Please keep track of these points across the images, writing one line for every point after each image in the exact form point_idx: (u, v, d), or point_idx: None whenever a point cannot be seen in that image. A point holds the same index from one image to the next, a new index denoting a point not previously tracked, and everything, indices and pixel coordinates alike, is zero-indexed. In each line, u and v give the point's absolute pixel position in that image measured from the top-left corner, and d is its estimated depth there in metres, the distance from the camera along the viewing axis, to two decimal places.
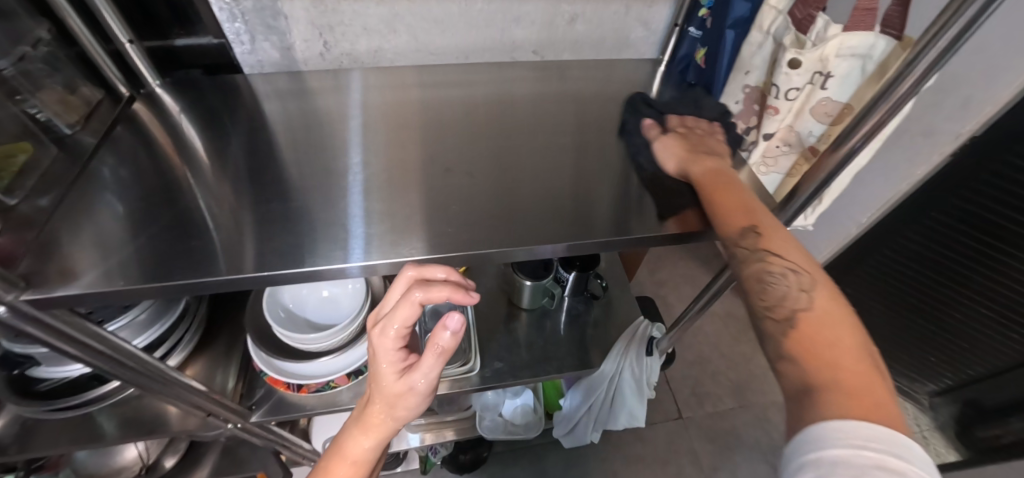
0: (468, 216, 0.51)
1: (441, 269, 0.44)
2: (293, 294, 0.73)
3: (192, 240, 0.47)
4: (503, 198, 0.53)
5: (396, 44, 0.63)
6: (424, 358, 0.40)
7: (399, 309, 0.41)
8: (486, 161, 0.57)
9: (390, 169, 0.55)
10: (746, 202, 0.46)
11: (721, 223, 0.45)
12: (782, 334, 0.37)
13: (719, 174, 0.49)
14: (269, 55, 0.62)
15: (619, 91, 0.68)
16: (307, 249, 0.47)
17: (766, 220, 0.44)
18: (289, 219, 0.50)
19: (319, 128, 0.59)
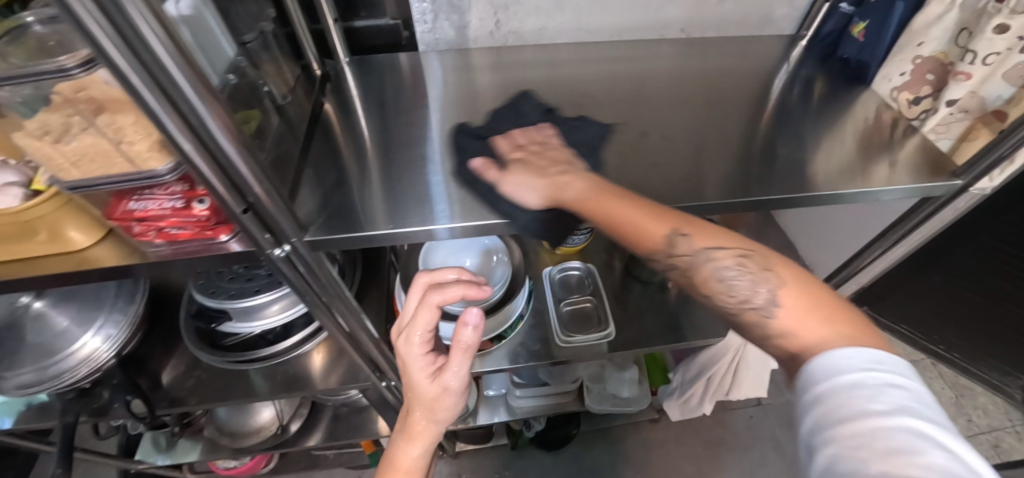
0: (622, 177, 0.55)
1: (452, 272, 0.53)
2: (440, 261, 0.78)
3: (414, 196, 0.52)
4: (641, 160, 0.58)
5: (559, 23, 0.68)
6: (453, 357, 0.51)
7: (421, 315, 0.50)
8: (647, 128, 0.62)
9: (567, 136, 0.60)
10: (654, 209, 0.45)
11: (647, 242, 0.44)
12: (765, 318, 0.38)
13: (590, 190, 0.47)
14: (445, 34, 0.68)
15: (763, 66, 0.71)
16: (522, 203, 0.52)
17: (634, 218, 0.44)
18: (493, 179, 0.54)
19: (495, 100, 0.65)
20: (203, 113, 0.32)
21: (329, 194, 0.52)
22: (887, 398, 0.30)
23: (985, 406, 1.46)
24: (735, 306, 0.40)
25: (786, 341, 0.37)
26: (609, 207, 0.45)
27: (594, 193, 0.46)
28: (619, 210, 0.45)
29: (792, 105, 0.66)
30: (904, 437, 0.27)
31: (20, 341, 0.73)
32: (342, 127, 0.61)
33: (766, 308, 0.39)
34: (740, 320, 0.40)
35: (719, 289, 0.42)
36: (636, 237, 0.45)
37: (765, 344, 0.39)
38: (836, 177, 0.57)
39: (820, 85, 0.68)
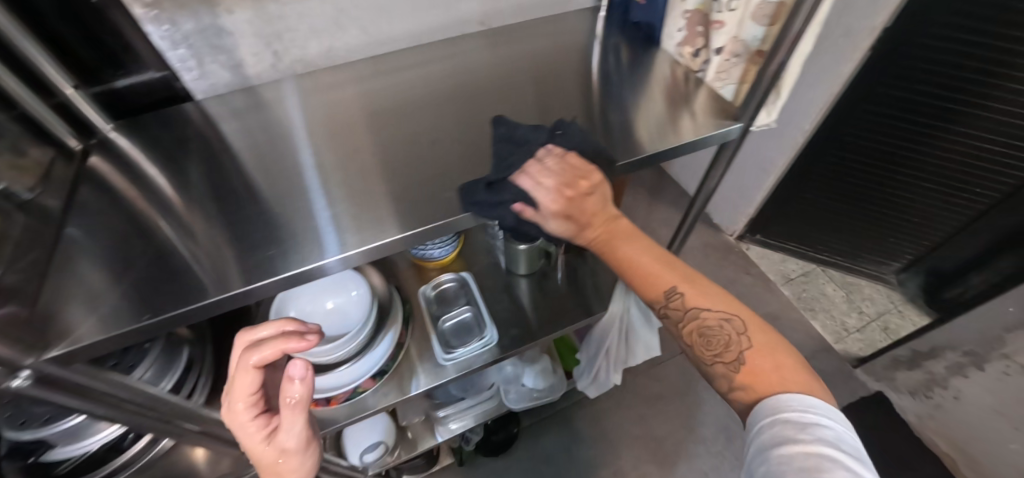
0: (457, 173, 0.55)
1: (268, 324, 0.44)
2: (298, 309, 0.73)
3: (218, 265, 0.47)
4: (466, 156, 0.57)
5: (346, 41, 0.62)
6: (283, 417, 0.41)
7: (236, 380, 0.42)
8: (460, 131, 0.60)
9: (377, 156, 0.57)
10: (668, 265, 0.52)
11: (649, 292, 0.51)
12: (731, 372, 0.46)
13: (632, 232, 0.54)
14: (220, 77, 0.60)
15: (572, 42, 0.71)
16: (331, 242, 0.49)
17: (655, 267, 0.52)
18: (300, 227, 0.50)
19: (298, 137, 0.60)
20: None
21: (108, 286, 0.44)
22: (815, 428, 0.38)
23: (872, 295, 1.63)
24: (712, 357, 0.47)
25: (744, 394, 0.45)
26: (644, 251, 0.52)
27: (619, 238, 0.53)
28: (641, 264, 0.52)
29: (602, 77, 0.66)
30: (815, 460, 0.35)
31: None
32: (132, 202, 0.52)
33: (727, 363, 0.46)
34: (715, 371, 0.47)
35: (700, 341, 0.48)
36: (642, 286, 0.52)
37: (728, 391, 0.47)
38: (650, 138, 0.58)
39: (625, 51, 0.69)
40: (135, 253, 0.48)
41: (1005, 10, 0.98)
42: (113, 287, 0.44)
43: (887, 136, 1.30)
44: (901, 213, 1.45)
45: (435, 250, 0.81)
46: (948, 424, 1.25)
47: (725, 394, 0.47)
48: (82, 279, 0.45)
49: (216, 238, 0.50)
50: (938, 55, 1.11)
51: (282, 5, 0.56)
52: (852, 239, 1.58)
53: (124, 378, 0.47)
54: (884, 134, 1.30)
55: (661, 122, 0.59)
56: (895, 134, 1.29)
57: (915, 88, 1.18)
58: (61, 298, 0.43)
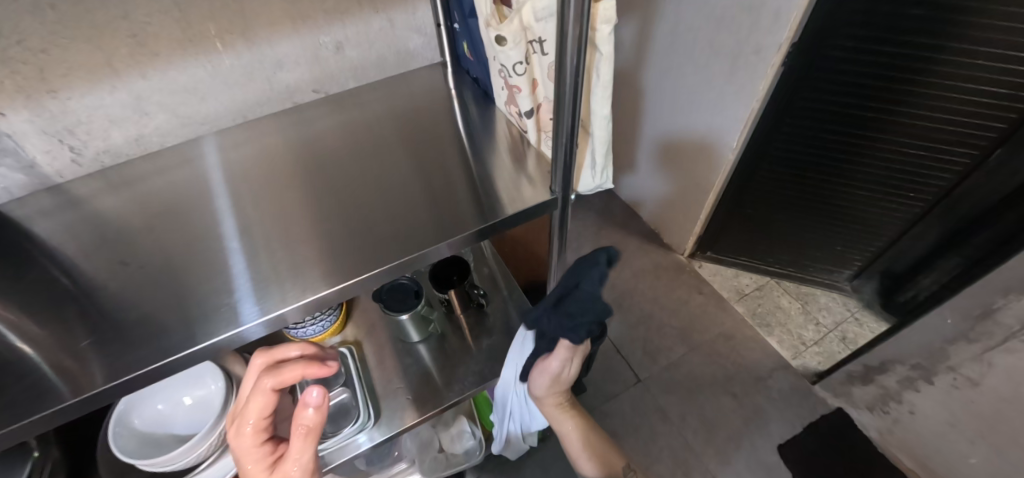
0: (268, 262, 0.49)
1: (295, 349, 0.55)
2: (145, 413, 0.66)
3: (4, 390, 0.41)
4: (282, 238, 0.51)
5: (157, 125, 0.58)
6: (291, 443, 0.46)
7: (252, 401, 0.48)
8: (275, 214, 0.53)
9: (176, 251, 0.51)
10: (607, 446, 0.81)
11: (597, 467, 0.79)
12: None
13: (585, 422, 0.81)
14: (14, 179, 0.55)
15: (418, 99, 0.66)
16: (114, 355, 0.43)
17: (597, 451, 0.81)
18: (77, 346, 0.44)
19: (94, 235, 0.53)
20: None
21: None
22: None
23: (827, 304, 1.59)
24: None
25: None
26: (593, 442, 0.81)
27: (574, 430, 0.81)
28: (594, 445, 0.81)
29: (445, 136, 0.61)
30: None
31: None
32: None
33: None
34: None
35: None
36: (588, 466, 0.80)
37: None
38: (484, 203, 0.52)
39: (471, 106, 0.65)
40: None
41: (904, 18, 0.92)
42: None
43: (814, 149, 1.24)
44: (843, 222, 1.40)
45: (315, 327, 0.77)
46: (908, 440, 1.19)
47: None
48: None
49: None
50: (848, 67, 1.04)
51: (63, 99, 0.52)
52: (800, 250, 1.55)
53: None
54: (810, 147, 1.24)
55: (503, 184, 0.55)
56: (822, 149, 1.24)
57: (832, 101, 1.12)
58: None
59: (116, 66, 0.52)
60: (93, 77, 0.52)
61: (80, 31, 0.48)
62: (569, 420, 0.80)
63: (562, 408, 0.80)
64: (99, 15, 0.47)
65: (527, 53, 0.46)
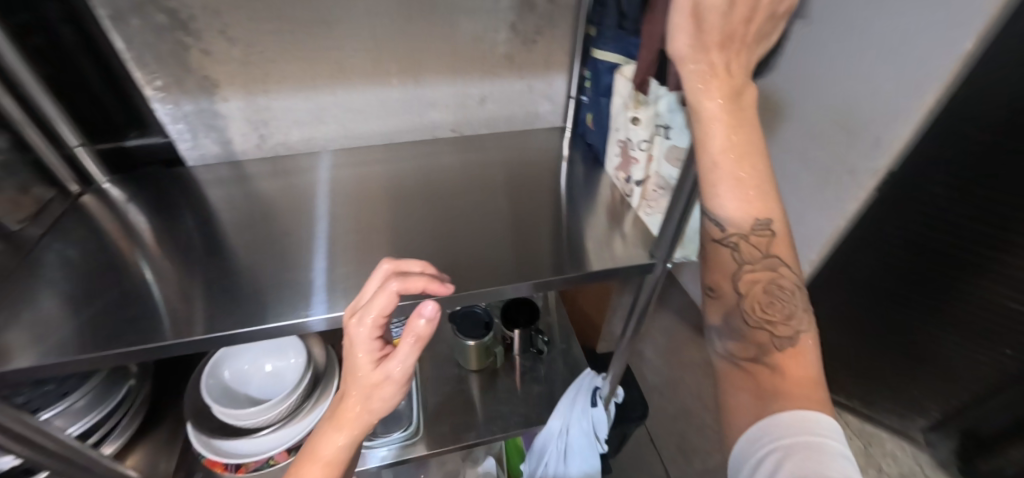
0: (388, 257, 0.57)
1: (418, 264, 0.46)
2: (234, 367, 0.74)
3: (160, 314, 0.49)
4: (402, 240, 0.59)
5: (325, 132, 0.70)
6: (400, 345, 0.42)
7: (375, 297, 0.43)
8: (374, 227, 0.61)
9: (315, 237, 0.60)
10: (767, 190, 0.41)
11: (720, 209, 0.42)
12: (766, 351, 0.40)
13: (757, 131, 0.39)
14: (210, 149, 0.69)
15: (534, 154, 0.75)
16: (251, 306, 0.51)
17: (748, 184, 0.40)
18: (223, 292, 0.53)
19: (254, 207, 0.65)
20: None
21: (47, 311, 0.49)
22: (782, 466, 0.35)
23: (894, 452, 1.45)
24: (759, 320, 0.41)
25: (769, 373, 0.39)
26: (752, 152, 0.39)
27: (725, 125, 0.38)
28: (751, 167, 0.40)
29: (549, 192, 0.68)
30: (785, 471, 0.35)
31: None
32: (107, 240, 0.59)
33: (773, 344, 0.40)
34: (750, 339, 0.41)
35: (760, 299, 0.42)
36: (712, 192, 0.41)
37: (750, 361, 0.41)
38: (581, 252, 0.58)
39: (579, 170, 0.72)
40: (100, 290, 0.52)
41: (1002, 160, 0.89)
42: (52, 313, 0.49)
43: (898, 275, 1.18)
44: (924, 365, 1.27)
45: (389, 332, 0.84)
46: None
47: (732, 359, 0.43)
48: (35, 305, 0.49)
49: (152, 287, 0.53)
50: (943, 197, 1.01)
51: (269, 98, 0.65)
52: (872, 384, 1.43)
53: (39, 424, 0.50)
54: (894, 271, 1.18)
55: (599, 241, 0.59)
56: (908, 279, 1.16)
57: (923, 228, 1.08)
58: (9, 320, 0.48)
59: (316, 82, 0.64)
60: (295, 87, 0.64)
61: (300, 52, 0.61)
62: (730, 93, 0.37)
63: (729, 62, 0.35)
64: (316, 44, 0.61)
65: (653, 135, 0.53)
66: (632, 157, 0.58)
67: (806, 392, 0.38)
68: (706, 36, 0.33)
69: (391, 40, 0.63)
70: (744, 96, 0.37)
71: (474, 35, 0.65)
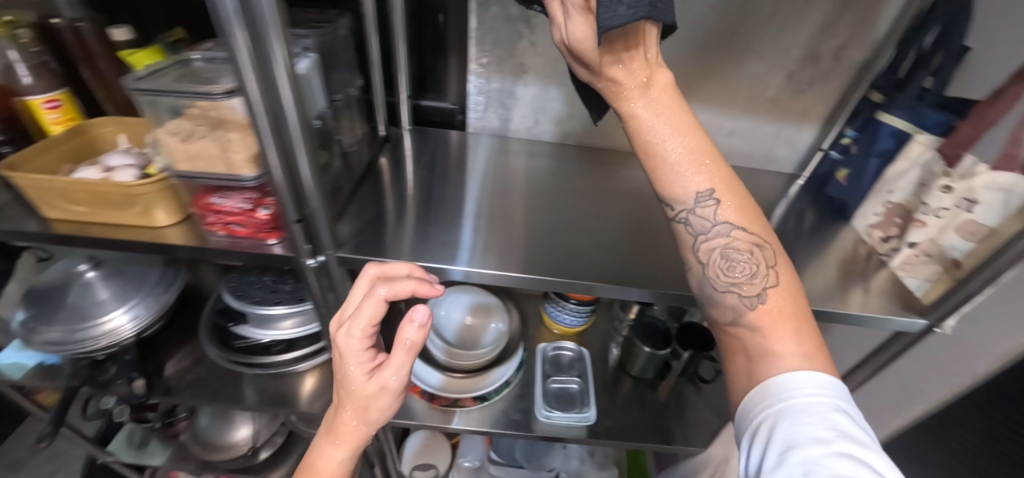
0: (589, 248, 0.61)
1: (404, 266, 0.50)
2: (443, 311, 0.85)
3: (471, 243, 0.58)
4: (600, 236, 0.63)
5: (587, 130, 0.79)
6: (393, 354, 0.45)
7: (364, 304, 0.46)
8: (544, 226, 0.63)
9: (581, 214, 0.67)
10: (711, 160, 0.40)
11: (673, 191, 0.41)
12: (747, 307, 0.39)
13: (680, 113, 0.40)
14: (491, 123, 0.78)
15: (762, 192, 0.79)
16: (547, 260, 0.57)
17: (696, 159, 0.40)
18: (515, 240, 0.60)
19: (520, 177, 0.73)
20: (292, 125, 0.42)
21: (376, 222, 0.60)
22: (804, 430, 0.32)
23: None
24: (725, 283, 0.41)
25: (750, 334, 0.38)
26: (687, 127, 0.40)
27: (657, 112, 0.40)
28: (694, 145, 0.40)
29: (783, 231, 0.71)
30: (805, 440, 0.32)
31: (64, 301, 0.83)
32: (409, 177, 0.71)
33: (744, 301, 0.39)
34: (727, 302, 0.40)
35: (721, 264, 0.41)
36: (663, 178, 0.41)
37: (730, 324, 0.40)
38: (827, 291, 0.60)
39: (810, 217, 0.73)
40: (420, 213, 0.63)
41: None
42: (386, 224, 0.60)
43: None
44: None
45: (572, 317, 0.90)
46: None
47: (717, 326, 0.42)
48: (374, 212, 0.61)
49: (455, 222, 0.62)
50: None
51: (559, 91, 0.73)
52: None
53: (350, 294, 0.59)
54: None
55: (845, 287, 0.61)
56: None
57: None
58: (358, 220, 0.60)
59: None
60: None
61: None
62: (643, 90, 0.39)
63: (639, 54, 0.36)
64: None
65: (954, 205, 0.53)
66: (915, 219, 0.59)
67: (778, 342, 0.36)
68: (597, 64, 0.38)
69: (682, 66, 0.71)
70: (660, 86, 0.40)
71: (755, 74, 0.71)
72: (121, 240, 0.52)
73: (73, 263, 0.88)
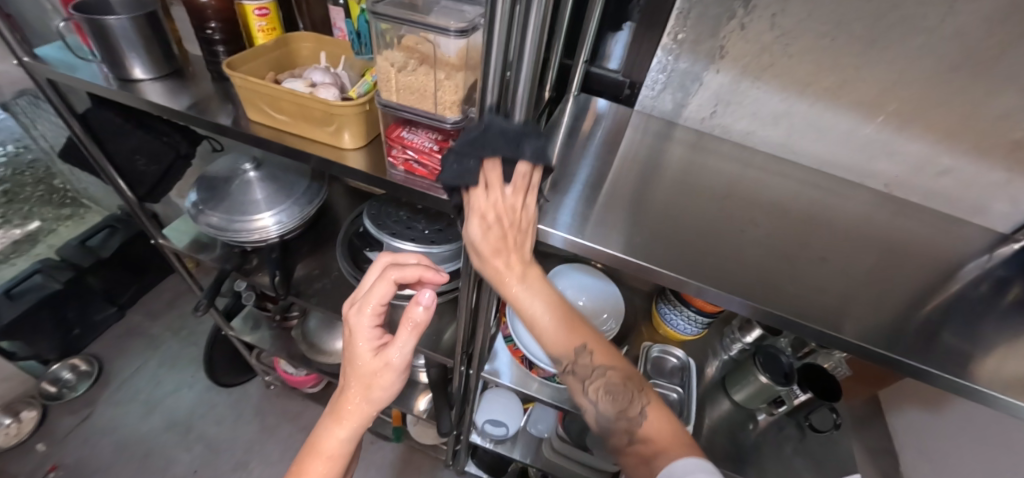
0: (673, 249, 0.55)
1: (413, 255, 0.59)
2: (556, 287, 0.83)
3: (641, 236, 0.55)
4: (696, 237, 0.58)
5: (769, 134, 0.72)
6: (398, 333, 0.52)
7: (377, 286, 0.55)
8: (650, 217, 0.59)
9: (747, 225, 0.62)
10: (577, 324, 0.55)
11: (556, 349, 0.54)
12: (637, 425, 0.49)
13: (546, 287, 0.55)
14: (664, 105, 0.74)
15: (962, 245, 0.67)
16: (719, 270, 0.54)
17: (563, 322, 0.55)
18: (683, 246, 0.56)
19: (685, 171, 0.69)
20: (521, 77, 0.42)
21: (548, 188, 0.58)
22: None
23: None
24: (614, 414, 0.51)
25: (644, 445, 0.48)
26: (551, 297, 0.55)
27: (534, 285, 0.54)
28: (557, 309, 0.55)
29: (986, 296, 0.59)
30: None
31: (227, 192, 0.93)
32: (572, 145, 0.68)
33: (628, 421, 0.50)
34: (618, 426, 0.50)
35: (606, 398, 0.52)
36: (547, 339, 0.54)
37: (628, 446, 0.49)
38: None
39: (1017, 290, 0.60)
40: (588, 188, 0.61)
41: None
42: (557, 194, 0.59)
43: None
44: None
45: (684, 324, 0.87)
46: None
47: (620, 454, 0.50)
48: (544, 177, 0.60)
49: (625, 208, 0.59)
50: None
51: (752, 86, 0.67)
52: None
53: None
54: None
55: None
56: None
57: None
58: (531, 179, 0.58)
59: (807, 90, 0.65)
60: (784, 86, 0.66)
61: (825, 59, 0.62)
62: (519, 276, 0.53)
63: (512, 248, 0.51)
64: (837, 54, 0.61)
65: None
66: None
67: (669, 446, 0.46)
68: (490, 244, 0.50)
69: (914, 84, 0.61)
70: (531, 268, 0.54)
71: (1008, 110, 0.59)
72: (312, 154, 0.55)
73: (237, 159, 0.99)
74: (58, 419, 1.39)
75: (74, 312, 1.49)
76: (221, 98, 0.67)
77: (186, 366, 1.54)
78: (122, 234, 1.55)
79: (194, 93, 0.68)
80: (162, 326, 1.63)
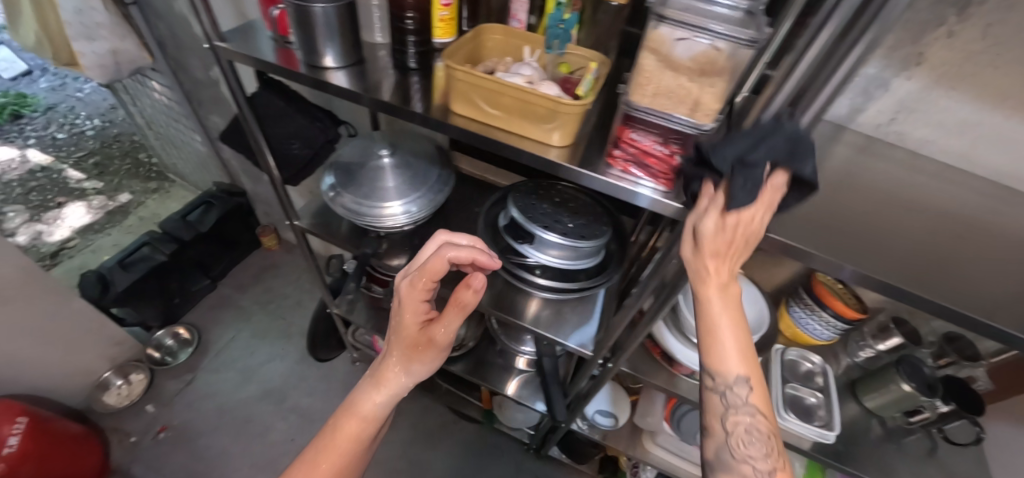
0: (891, 257, 0.53)
1: (467, 237, 0.66)
2: None
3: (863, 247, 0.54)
4: (910, 247, 0.55)
5: (948, 144, 0.70)
6: (446, 312, 0.56)
7: (430, 262, 0.60)
8: (855, 222, 0.57)
9: (947, 234, 0.60)
10: (749, 355, 0.51)
11: (717, 367, 0.51)
12: (755, 469, 0.49)
13: (736, 315, 0.51)
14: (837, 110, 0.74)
15: None
16: (947, 284, 0.52)
17: (740, 349, 0.51)
18: (906, 258, 0.54)
19: (865, 177, 0.68)
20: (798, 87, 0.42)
21: None
22: None
23: None
24: (742, 453, 0.50)
25: None
26: (737, 321, 0.51)
27: (725, 304, 0.50)
28: (735, 331, 0.51)
29: None
30: None
31: (363, 175, 0.96)
32: None
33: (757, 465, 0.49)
34: (741, 461, 0.49)
35: (741, 435, 0.51)
36: (714, 355, 0.51)
37: None
38: None
39: None
40: None
41: None
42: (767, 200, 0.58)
43: None
44: None
45: (818, 328, 0.88)
46: None
47: None
48: None
49: (835, 216, 0.58)
50: None
51: (944, 95, 0.66)
52: None
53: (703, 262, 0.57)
54: None
55: None
56: None
57: None
58: None
59: (1006, 101, 0.63)
60: (980, 97, 0.64)
61: None
62: (722, 292, 0.50)
63: (729, 259, 0.48)
64: None
65: None
66: None
67: None
68: (704, 248, 0.48)
69: None
70: (731, 286, 0.50)
71: None
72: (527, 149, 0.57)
73: (370, 142, 1.01)
74: (163, 383, 1.47)
75: (176, 282, 1.56)
76: (408, 87, 0.68)
77: (276, 338, 1.60)
78: (218, 210, 1.61)
79: (378, 81, 0.69)
80: (250, 300, 1.70)
